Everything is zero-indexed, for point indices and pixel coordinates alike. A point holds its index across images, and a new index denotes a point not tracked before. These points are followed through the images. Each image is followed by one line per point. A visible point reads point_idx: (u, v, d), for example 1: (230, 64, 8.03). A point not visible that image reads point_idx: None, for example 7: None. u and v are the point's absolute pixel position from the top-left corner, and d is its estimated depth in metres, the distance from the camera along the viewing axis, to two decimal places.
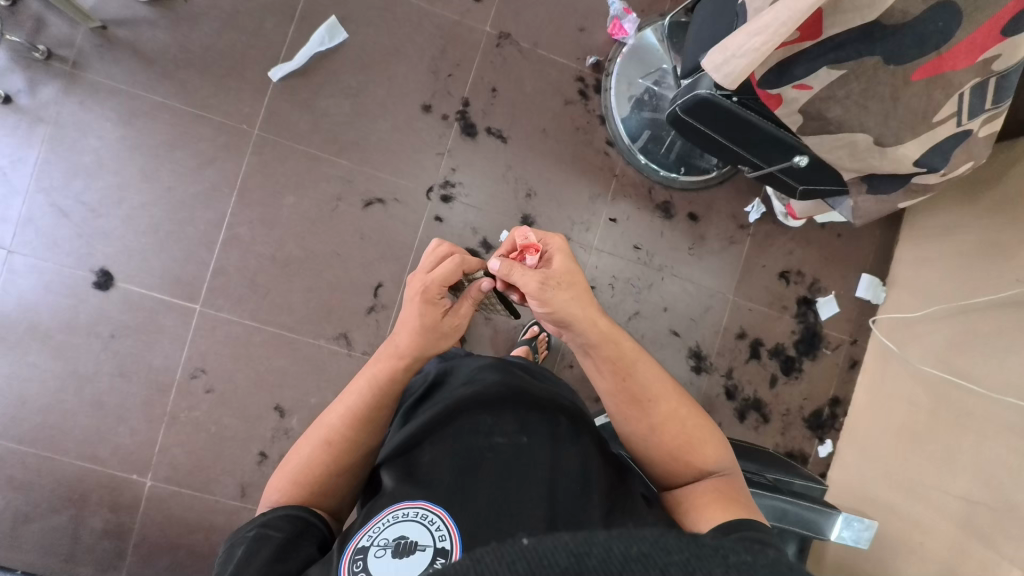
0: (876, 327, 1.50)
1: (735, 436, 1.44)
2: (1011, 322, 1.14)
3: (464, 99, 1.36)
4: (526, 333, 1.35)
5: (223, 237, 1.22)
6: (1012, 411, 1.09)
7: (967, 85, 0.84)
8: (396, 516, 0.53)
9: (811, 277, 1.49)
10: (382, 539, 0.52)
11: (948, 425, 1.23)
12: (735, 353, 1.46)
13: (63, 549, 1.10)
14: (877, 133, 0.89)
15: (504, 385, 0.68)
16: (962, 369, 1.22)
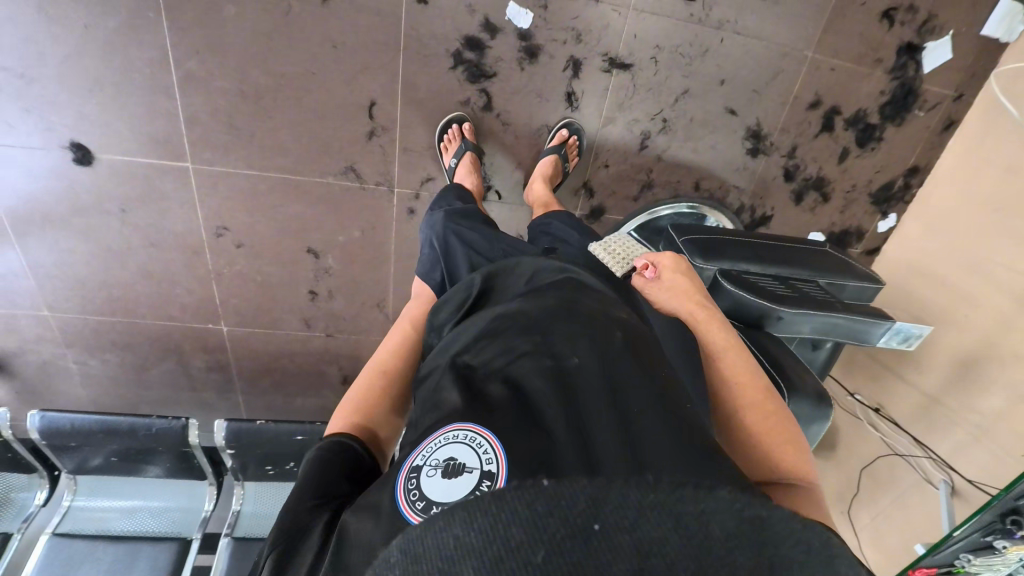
0: (996, 80, 1.21)
1: (789, 219, 1.34)
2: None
3: None
4: (553, 140, 1.17)
5: (178, 79, 1.02)
6: None
7: None
8: (445, 438, 0.46)
9: (926, 12, 1.14)
10: (432, 459, 0.44)
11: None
12: (803, 128, 1.23)
13: (183, 380, 1.42)
14: None
15: (575, 297, 0.62)
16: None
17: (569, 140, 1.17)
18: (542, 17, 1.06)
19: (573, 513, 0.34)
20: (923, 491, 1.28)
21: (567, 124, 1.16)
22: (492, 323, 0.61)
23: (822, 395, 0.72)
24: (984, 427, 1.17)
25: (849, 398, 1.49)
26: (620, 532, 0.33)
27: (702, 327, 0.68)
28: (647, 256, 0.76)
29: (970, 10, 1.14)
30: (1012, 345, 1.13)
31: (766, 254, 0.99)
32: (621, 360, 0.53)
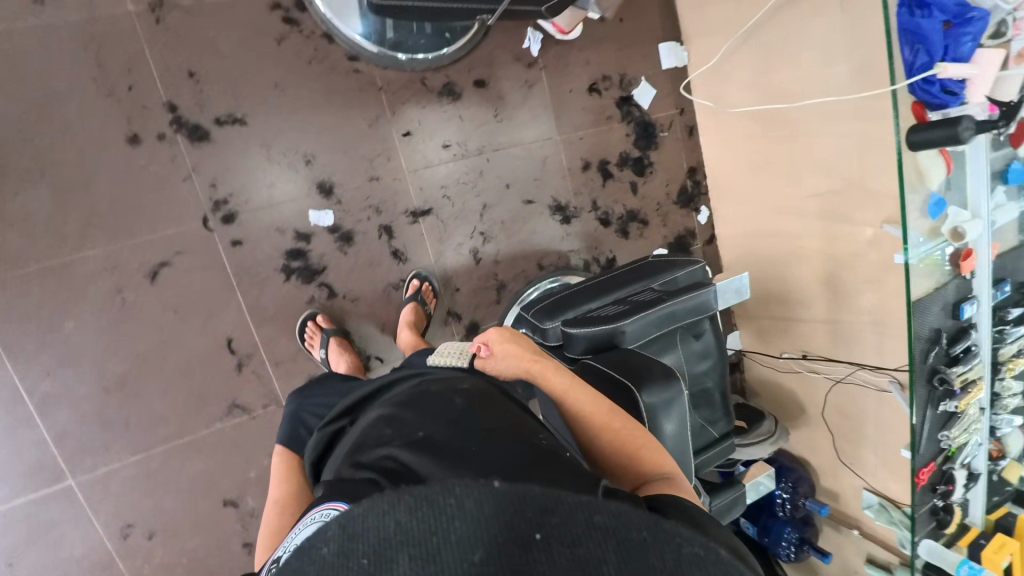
0: (689, 91, 1.58)
1: (629, 251, 1.56)
2: (813, 25, 1.21)
3: (167, 102, 1.09)
4: (409, 290, 1.31)
5: (35, 405, 1.06)
6: (817, 107, 1.26)
7: None
8: (317, 515, 0.50)
9: (618, 75, 1.50)
10: (296, 537, 0.49)
11: (784, 143, 1.37)
12: (591, 184, 1.49)
13: None
14: None
15: (432, 387, 0.69)
16: (786, 91, 1.31)
17: (423, 287, 1.31)
18: (340, 207, 1.24)
19: (520, 519, 0.41)
20: (886, 401, 1.32)
21: (416, 274, 1.31)
22: (352, 444, 0.66)
23: (668, 374, 0.80)
24: (881, 321, 1.27)
25: (782, 358, 1.60)
26: (560, 544, 0.40)
27: (544, 375, 0.77)
28: (479, 339, 0.86)
29: (644, 61, 1.52)
30: (848, 248, 1.30)
31: (601, 287, 1.12)
32: (462, 419, 0.60)
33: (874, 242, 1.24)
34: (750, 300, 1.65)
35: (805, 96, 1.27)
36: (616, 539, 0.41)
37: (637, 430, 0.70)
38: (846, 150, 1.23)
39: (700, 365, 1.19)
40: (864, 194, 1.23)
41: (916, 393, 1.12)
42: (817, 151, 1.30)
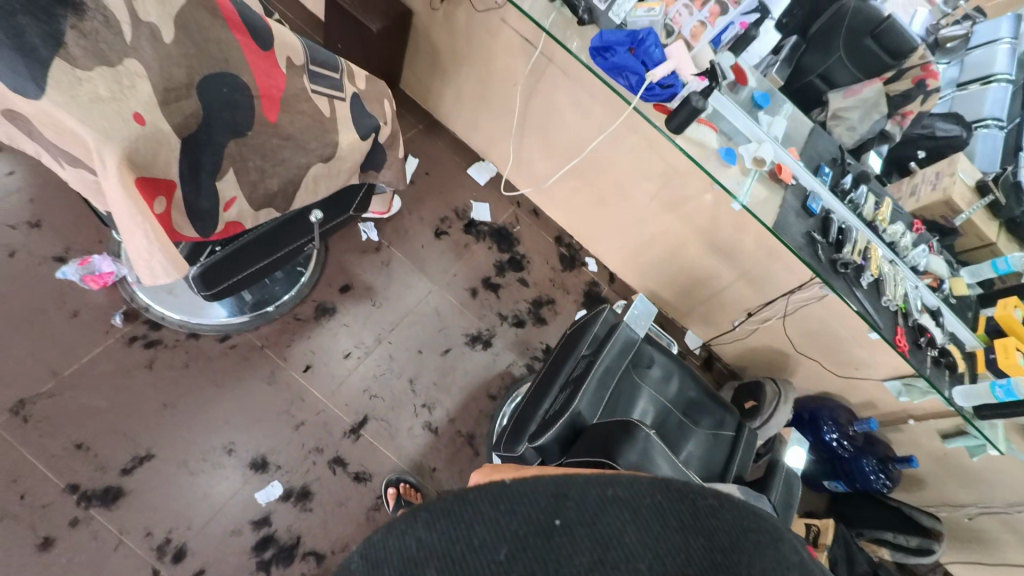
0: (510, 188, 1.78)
1: (555, 332, 1.62)
2: (555, 96, 1.44)
3: (65, 485, 1.04)
4: (388, 501, 1.23)
5: None
6: (599, 143, 1.47)
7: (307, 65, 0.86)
8: None
9: (451, 210, 1.68)
10: None
11: (602, 182, 1.57)
12: (488, 302, 1.58)
13: None
14: (325, 149, 0.88)
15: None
16: (572, 147, 1.53)
17: (401, 488, 1.25)
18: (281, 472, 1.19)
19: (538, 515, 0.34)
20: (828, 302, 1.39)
21: (387, 481, 1.25)
22: None
23: (626, 428, 0.85)
24: (773, 250, 1.38)
25: (738, 328, 1.66)
26: (581, 526, 0.33)
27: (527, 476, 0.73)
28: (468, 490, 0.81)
29: (465, 189, 1.73)
30: (704, 218, 1.45)
31: (545, 384, 1.15)
32: None
33: (717, 202, 1.38)
34: (677, 301, 1.74)
35: (587, 142, 1.49)
36: (633, 509, 0.34)
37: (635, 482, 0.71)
38: (641, 157, 1.43)
39: (671, 386, 1.20)
40: (680, 176, 1.40)
41: (838, 286, 1.18)
42: (627, 172, 1.49)
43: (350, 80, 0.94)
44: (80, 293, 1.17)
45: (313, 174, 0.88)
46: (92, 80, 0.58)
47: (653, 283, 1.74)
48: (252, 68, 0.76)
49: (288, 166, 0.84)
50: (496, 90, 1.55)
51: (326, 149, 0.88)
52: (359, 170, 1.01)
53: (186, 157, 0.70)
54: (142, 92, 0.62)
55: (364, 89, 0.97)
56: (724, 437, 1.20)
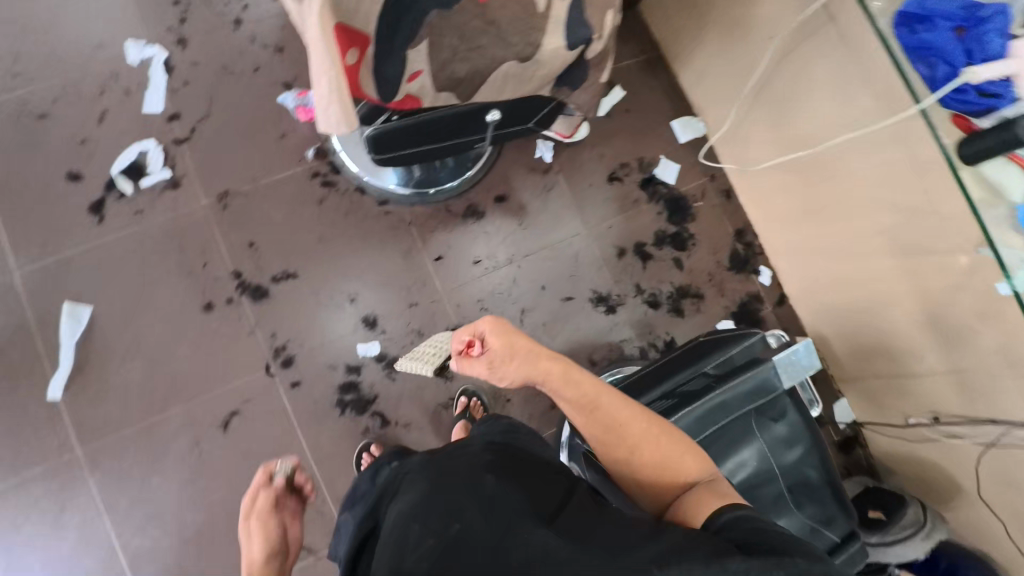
0: (708, 158, 1.55)
1: (687, 329, 1.45)
2: (817, 66, 1.16)
3: (232, 270, 1.25)
4: (457, 408, 1.29)
5: (124, 562, 1.12)
6: (844, 143, 1.17)
7: None
8: None
9: (636, 159, 1.52)
10: None
11: (824, 186, 1.27)
12: (631, 269, 1.46)
13: None
14: (522, 50, 0.81)
15: (485, 496, 0.62)
16: (807, 136, 1.24)
17: (472, 402, 1.29)
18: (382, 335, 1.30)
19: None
20: None
21: (464, 389, 1.29)
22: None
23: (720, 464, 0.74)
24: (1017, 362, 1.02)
25: (908, 427, 1.32)
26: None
27: (560, 377, 0.81)
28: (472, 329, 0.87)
29: (661, 141, 1.54)
30: (939, 284, 1.11)
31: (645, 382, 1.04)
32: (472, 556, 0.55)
33: (972, 270, 1.04)
34: (846, 362, 1.42)
35: (829, 137, 1.19)
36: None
37: (677, 441, 0.75)
38: (892, 178, 1.11)
39: (787, 452, 1.01)
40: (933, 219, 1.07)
41: None
42: (862, 190, 1.18)
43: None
44: (292, 118, 1.32)
45: (503, 73, 0.83)
46: None
47: (829, 327, 1.43)
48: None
49: (482, 58, 0.80)
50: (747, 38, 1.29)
51: (526, 51, 0.81)
52: (553, 84, 0.92)
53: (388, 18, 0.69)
54: None
55: None
56: (823, 538, 0.99)
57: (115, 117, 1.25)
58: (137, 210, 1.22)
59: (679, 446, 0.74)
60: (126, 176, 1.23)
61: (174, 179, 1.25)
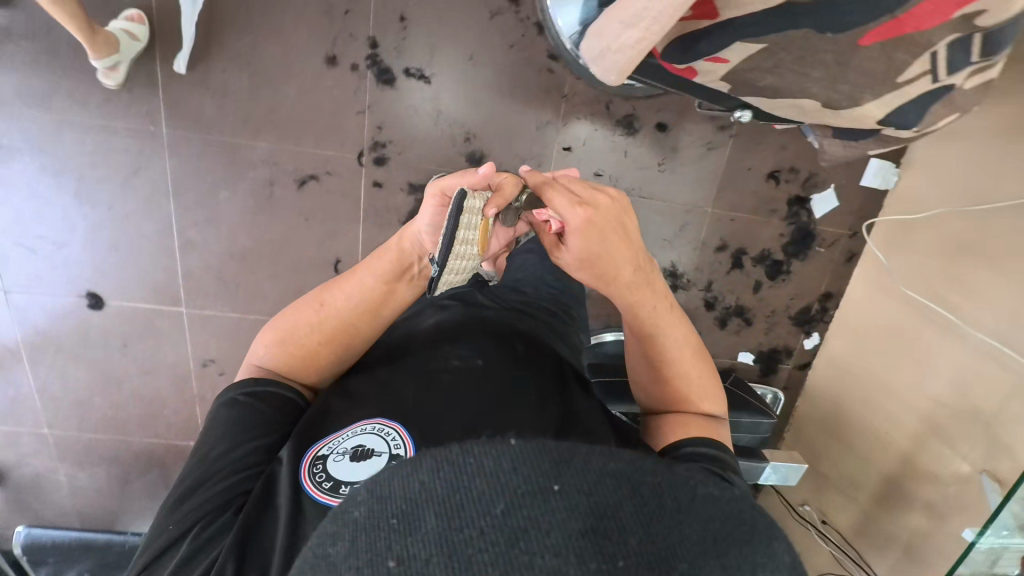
0: (870, 235, 1.44)
1: (717, 341, 1.52)
2: None
3: (370, 36, 1.12)
4: None
5: (178, 242, 1.21)
6: (975, 333, 1.14)
7: (942, 44, 0.55)
8: (358, 430, 0.60)
9: (808, 171, 1.36)
10: (342, 447, 0.59)
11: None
12: (716, 266, 1.43)
13: (140, 492, 1.42)
14: (824, 99, 0.65)
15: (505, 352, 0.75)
16: (962, 279, 1.18)
17: None
18: None
19: (536, 470, 0.34)
20: None
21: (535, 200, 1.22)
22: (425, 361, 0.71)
23: None
24: (915, 545, 1.22)
25: (802, 507, 1.59)
26: (580, 492, 0.34)
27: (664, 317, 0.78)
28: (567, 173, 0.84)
29: (843, 171, 1.37)
30: (929, 466, 1.22)
31: None
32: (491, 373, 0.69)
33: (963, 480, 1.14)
34: (806, 437, 1.61)
35: (978, 327, 1.13)
36: (602, 506, 0.33)
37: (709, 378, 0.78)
38: (981, 374, 1.12)
39: None
40: (975, 426, 1.12)
41: None
42: (950, 360, 1.19)
43: (971, 76, 0.60)
44: None
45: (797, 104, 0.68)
46: None
47: (829, 401, 1.54)
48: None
49: (785, 87, 0.64)
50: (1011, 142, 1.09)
51: (841, 102, 0.65)
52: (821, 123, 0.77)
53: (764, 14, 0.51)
54: None
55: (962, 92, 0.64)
56: None
57: None
58: None
59: (694, 386, 0.77)
60: None
61: None
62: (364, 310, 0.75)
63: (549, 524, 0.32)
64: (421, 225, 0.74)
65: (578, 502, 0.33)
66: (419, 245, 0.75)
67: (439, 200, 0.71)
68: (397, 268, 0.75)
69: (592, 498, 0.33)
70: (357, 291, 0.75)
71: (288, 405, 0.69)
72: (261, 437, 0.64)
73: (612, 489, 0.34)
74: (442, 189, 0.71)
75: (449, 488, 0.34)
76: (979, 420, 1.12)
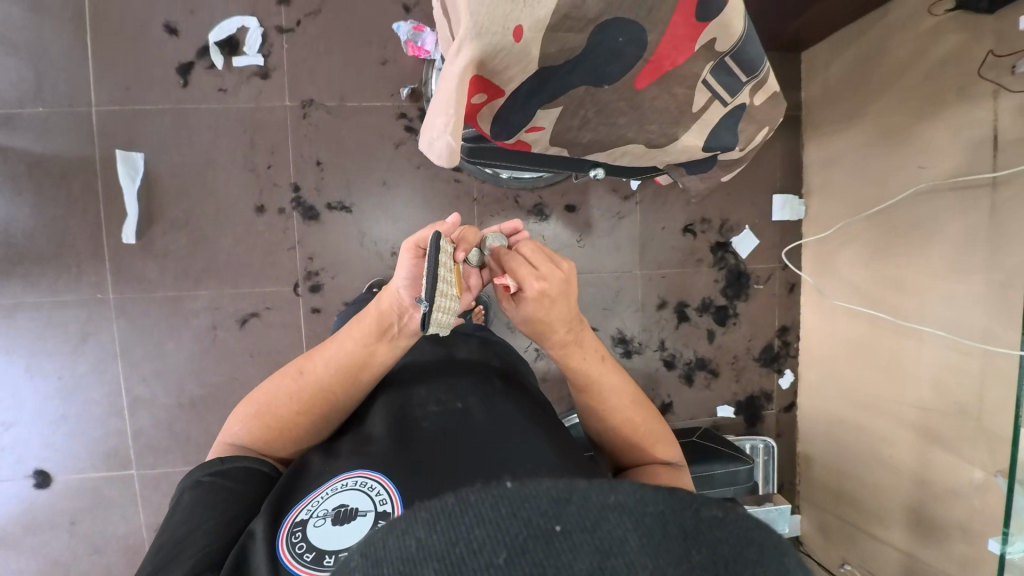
0: (789, 261, 1.49)
1: (689, 400, 1.47)
2: (945, 226, 1.09)
3: (293, 181, 1.27)
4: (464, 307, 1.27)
5: (127, 402, 1.23)
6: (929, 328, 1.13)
7: (705, 72, 0.64)
8: (339, 487, 0.57)
9: (719, 218, 1.45)
10: (323, 510, 0.55)
11: (1009, 380, 0.98)
12: (663, 323, 1.44)
13: None
14: (643, 140, 0.73)
15: (486, 393, 0.72)
16: (896, 280, 1.20)
17: (477, 308, 1.27)
18: None
19: (534, 511, 0.27)
20: None
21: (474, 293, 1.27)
22: (397, 414, 0.68)
23: None
24: None
25: (842, 569, 1.40)
26: (587, 531, 0.27)
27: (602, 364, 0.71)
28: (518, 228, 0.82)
29: (752, 212, 1.45)
30: (944, 482, 1.12)
31: None
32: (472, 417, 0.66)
33: (980, 487, 1.04)
34: (819, 486, 1.48)
35: (929, 326, 1.13)
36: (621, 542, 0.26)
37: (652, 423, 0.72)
38: (949, 367, 1.09)
39: None
40: (968, 423, 1.06)
41: None
42: (918, 362, 1.16)
43: (754, 91, 0.69)
44: (399, 49, 1.27)
45: (626, 149, 0.76)
46: None
47: (825, 438, 1.45)
48: (666, 31, 0.56)
49: (603, 141, 0.73)
50: (890, 154, 1.20)
51: (660, 139, 0.74)
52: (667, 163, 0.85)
53: (532, 81, 0.59)
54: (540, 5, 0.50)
55: (760, 109, 0.73)
56: None
57: None
58: (221, 86, 1.23)
59: (645, 432, 0.70)
60: (220, 48, 1.22)
61: (265, 69, 1.24)
62: (345, 378, 0.71)
63: (555, 574, 0.25)
64: (402, 280, 0.70)
65: (588, 542, 0.26)
66: (398, 302, 0.70)
67: (414, 253, 0.70)
68: (378, 328, 0.71)
69: (600, 533, 0.26)
70: (335, 361, 0.71)
71: (255, 476, 0.65)
72: (224, 514, 0.59)
73: (636, 525, 0.27)
74: (416, 241, 0.70)
75: (445, 540, 0.27)
76: (968, 416, 1.06)
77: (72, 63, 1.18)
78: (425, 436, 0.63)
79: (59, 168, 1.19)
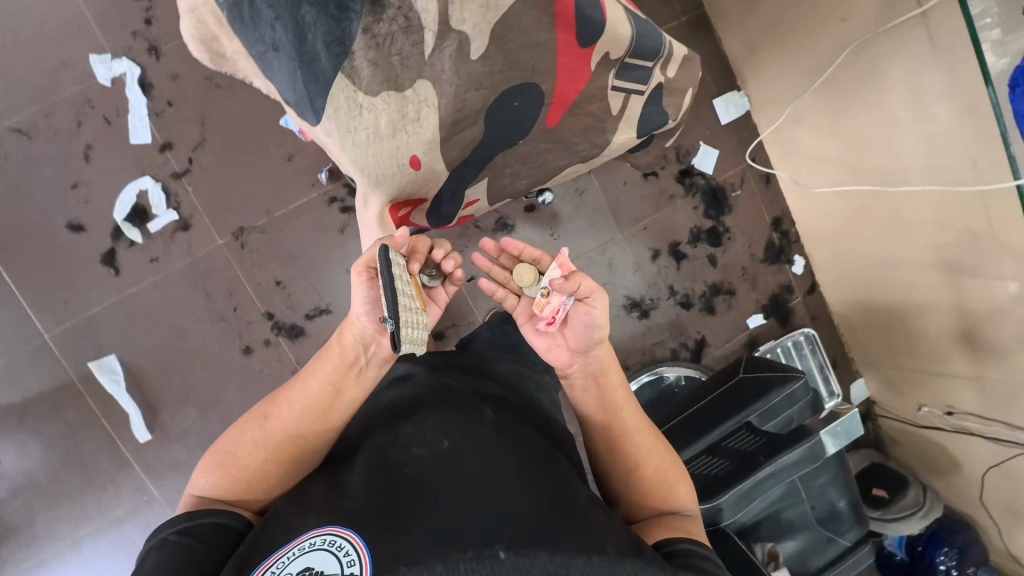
0: (755, 162, 1.45)
1: (718, 327, 1.47)
2: (891, 70, 1.05)
3: (263, 310, 1.24)
4: None
5: None
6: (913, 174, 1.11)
7: (612, 80, 0.64)
8: (303, 547, 0.48)
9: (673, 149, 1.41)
10: (287, 573, 0.46)
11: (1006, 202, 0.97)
12: (664, 271, 1.43)
13: None
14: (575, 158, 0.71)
15: (475, 416, 0.63)
16: (864, 142, 1.17)
17: None
18: None
19: None
20: None
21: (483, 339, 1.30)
22: (377, 453, 0.59)
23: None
24: None
25: (921, 413, 1.42)
26: None
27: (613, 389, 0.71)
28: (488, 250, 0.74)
29: (700, 127, 1.41)
30: (982, 304, 1.12)
31: (693, 431, 1.11)
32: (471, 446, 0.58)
33: (1018, 297, 1.04)
34: (870, 348, 1.50)
35: (913, 175, 1.11)
36: None
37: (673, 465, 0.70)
38: (948, 203, 1.08)
39: (817, 480, 1.00)
40: (985, 246, 1.06)
41: None
42: (915, 207, 1.15)
43: (668, 66, 0.69)
44: (298, 139, 1.22)
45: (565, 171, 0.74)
46: (373, 108, 0.52)
47: (858, 304, 1.45)
48: (557, 72, 0.60)
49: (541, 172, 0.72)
50: (807, 17, 1.15)
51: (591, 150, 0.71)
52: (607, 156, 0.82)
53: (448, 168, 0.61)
54: (421, 126, 0.56)
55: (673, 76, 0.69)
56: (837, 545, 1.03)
57: (105, 156, 1.15)
58: (150, 256, 1.19)
59: (656, 474, 0.67)
60: (130, 221, 1.17)
61: (184, 220, 1.19)
62: (317, 422, 0.65)
63: None
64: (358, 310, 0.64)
65: None
66: (362, 337, 0.65)
67: (367, 273, 0.62)
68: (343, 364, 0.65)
69: None
70: (305, 405, 0.65)
71: (223, 536, 0.56)
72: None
73: None
74: (367, 262, 0.62)
75: None
76: (984, 240, 1.05)
77: (3, 305, 1.14)
78: (420, 474, 0.55)
79: (44, 405, 1.17)
